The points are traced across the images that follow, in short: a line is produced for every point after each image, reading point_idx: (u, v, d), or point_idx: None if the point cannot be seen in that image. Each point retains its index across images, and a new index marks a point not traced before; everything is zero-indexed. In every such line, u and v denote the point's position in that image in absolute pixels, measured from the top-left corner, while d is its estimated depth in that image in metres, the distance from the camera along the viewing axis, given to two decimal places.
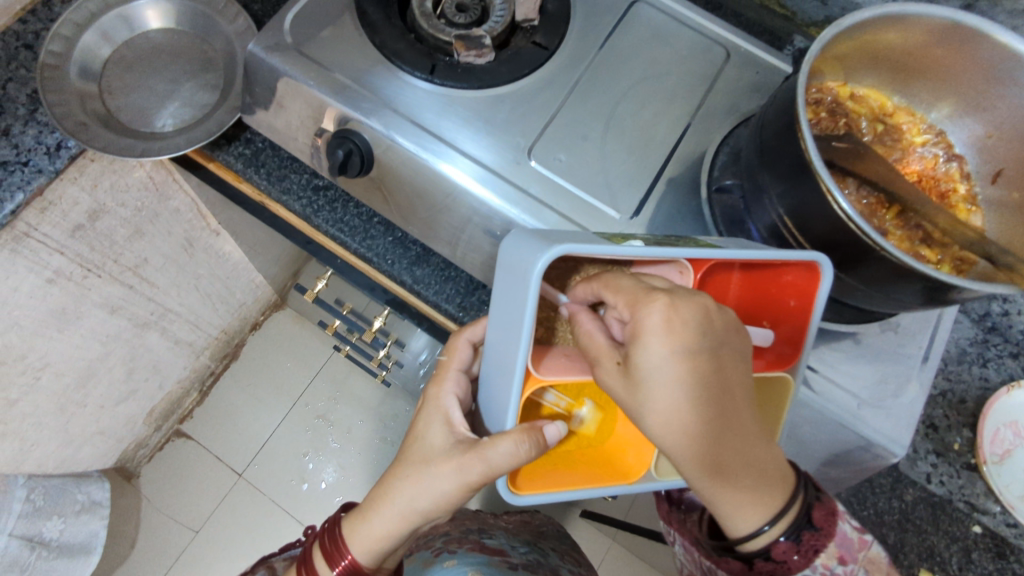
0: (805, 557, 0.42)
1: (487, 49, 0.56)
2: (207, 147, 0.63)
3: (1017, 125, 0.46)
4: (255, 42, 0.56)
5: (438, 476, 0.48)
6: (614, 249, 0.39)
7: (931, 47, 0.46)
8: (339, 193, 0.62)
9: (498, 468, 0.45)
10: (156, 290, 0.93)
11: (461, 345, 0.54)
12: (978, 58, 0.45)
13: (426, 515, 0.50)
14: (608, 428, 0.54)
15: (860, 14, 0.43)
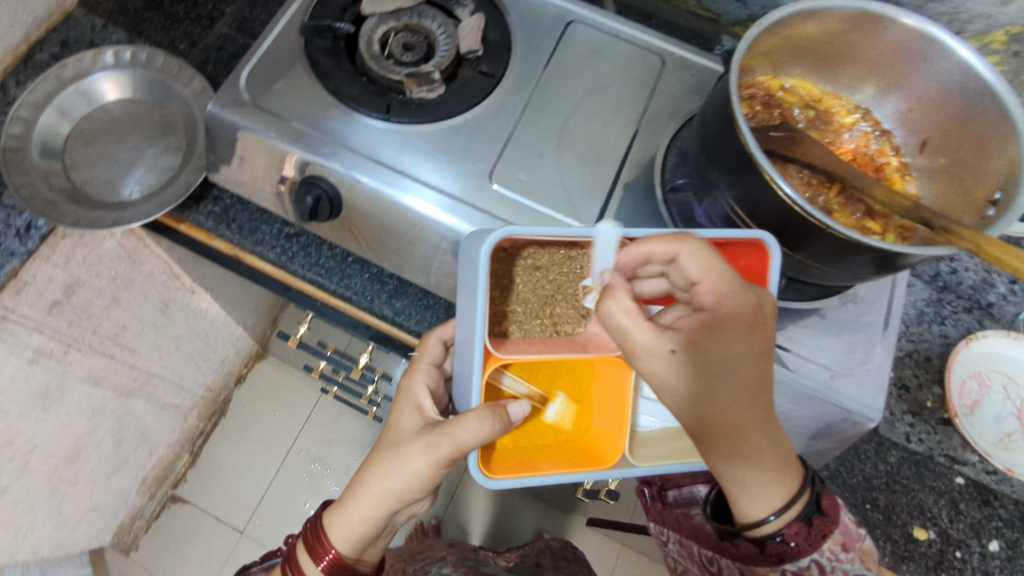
0: (813, 543, 0.44)
1: (437, 83, 0.59)
2: (177, 209, 0.64)
3: (933, 98, 0.50)
4: (213, 102, 0.58)
5: (409, 459, 0.49)
6: (548, 231, 0.46)
7: (846, 35, 0.50)
8: (312, 237, 0.63)
9: (466, 443, 0.46)
10: (136, 356, 0.92)
11: (432, 343, 0.57)
12: (890, 41, 0.49)
13: (400, 500, 0.51)
14: (584, 421, 0.57)
15: (778, 14, 0.46)
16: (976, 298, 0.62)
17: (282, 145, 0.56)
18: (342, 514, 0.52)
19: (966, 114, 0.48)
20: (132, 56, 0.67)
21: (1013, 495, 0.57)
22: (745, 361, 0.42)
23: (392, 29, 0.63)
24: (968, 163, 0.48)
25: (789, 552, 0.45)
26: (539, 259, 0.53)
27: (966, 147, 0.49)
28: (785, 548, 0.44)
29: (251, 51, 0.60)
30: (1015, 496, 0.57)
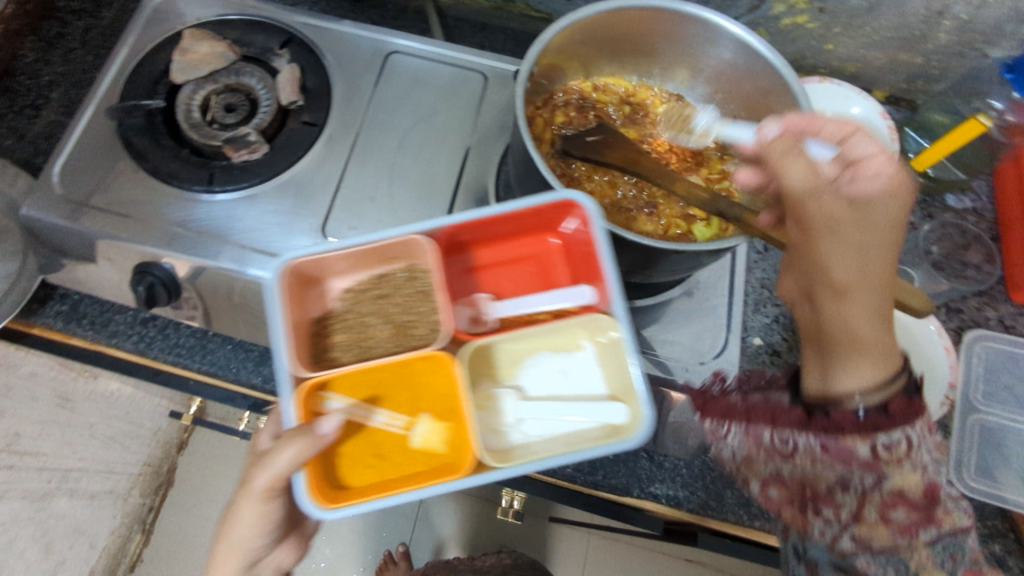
0: (908, 416, 0.42)
1: (256, 143, 0.58)
2: (21, 315, 0.62)
3: (728, 79, 0.51)
4: (28, 206, 0.56)
5: (244, 507, 0.43)
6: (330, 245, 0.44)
7: (634, 30, 0.50)
8: (166, 319, 0.62)
9: (280, 473, 0.39)
10: (43, 458, 0.89)
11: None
12: (674, 30, 0.50)
13: (249, 554, 0.46)
14: (455, 437, 0.44)
15: (559, 24, 0.46)
16: None
17: (106, 237, 0.55)
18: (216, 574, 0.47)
19: (756, 91, 0.49)
20: None
21: None
22: (904, 224, 0.43)
23: (212, 92, 0.62)
24: None
25: (889, 422, 0.41)
26: (383, 291, 0.48)
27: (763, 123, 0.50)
28: (879, 418, 0.41)
29: (60, 144, 0.58)
30: None
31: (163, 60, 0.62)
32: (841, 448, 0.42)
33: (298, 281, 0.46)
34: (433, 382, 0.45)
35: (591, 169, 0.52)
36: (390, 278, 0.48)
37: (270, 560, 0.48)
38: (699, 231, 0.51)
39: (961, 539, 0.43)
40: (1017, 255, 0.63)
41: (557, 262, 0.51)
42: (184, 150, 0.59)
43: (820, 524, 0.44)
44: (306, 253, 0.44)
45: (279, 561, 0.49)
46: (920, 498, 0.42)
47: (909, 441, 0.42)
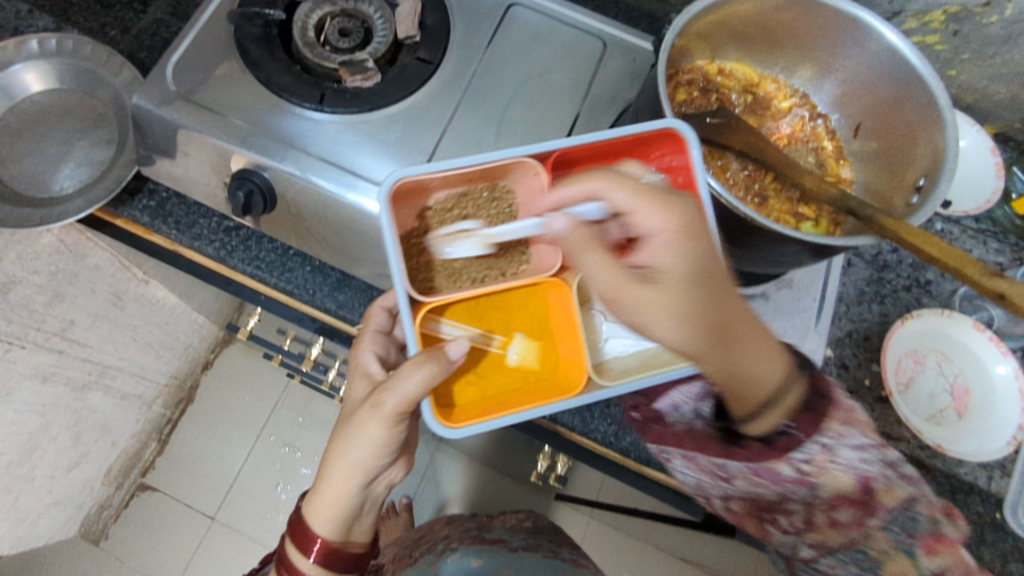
0: (795, 440, 0.46)
1: (372, 71, 0.58)
2: (110, 204, 0.63)
3: (862, 83, 0.50)
4: (139, 95, 0.56)
5: (370, 419, 0.45)
6: (434, 166, 0.46)
7: (776, 19, 0.49)
8: (251, 231, 0.63)
9: (414, 392, 0.43)
10: (89, 350, 0.91)
11: (376, 313, 0.53)
12: (819, 24, 0.48)
13: (369, 470, 0.47)
14: (549, 355, 0.54)
15: (702, 2, 0.46)
16: (915, 277, 0.64)
17: (213, 139, 0.55)
18: (310, 496, 0.49)
19: (894, 97, 0.48)
20: (55, 44, 0.65)
21: (944, 468, 0.59)
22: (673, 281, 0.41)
23: (328, 14, 0.61)
24: (896, 148, 0.49)
25: (792, 442, 0.46)
26: (466, 208, 0.53)
27: (894, 132, 0.49)
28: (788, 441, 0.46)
29: (177, 40, 0.58)
30: (946, 469, 0.59)
31: None
32: (769, 472, 0.47)
33: (407, 200, 0.49)
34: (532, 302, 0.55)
35: (708, 152, 0.52)
36: (472, 197, 0.52)
37: (386, 475, 0.51)
38: (806, 230, 0.50)
39: (917, 509, 0.45)
40: None
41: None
42: (295, 68, 0.59)
43: (778, 530, 0.49)
44: (417, 172, 0.46)
45: (391, 477, 0.52)
46: (858, 494, 0.45)
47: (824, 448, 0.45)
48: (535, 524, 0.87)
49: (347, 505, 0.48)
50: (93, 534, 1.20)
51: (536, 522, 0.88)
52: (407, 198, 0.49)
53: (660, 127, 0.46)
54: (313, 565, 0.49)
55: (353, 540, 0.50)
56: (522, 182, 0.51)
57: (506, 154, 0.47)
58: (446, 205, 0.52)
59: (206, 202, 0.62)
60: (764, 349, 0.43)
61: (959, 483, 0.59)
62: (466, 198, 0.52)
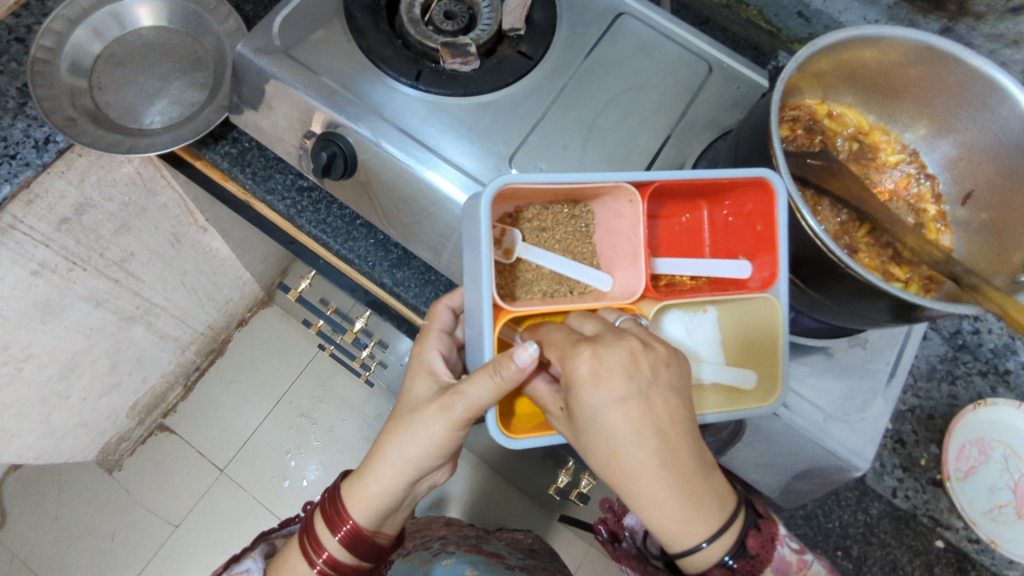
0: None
1: (472, 57, 0.57)
2: (194, 145, 0.64)
3: (985, 147, 0.47)
4: (244, 44, 0.57)
5: (430, 419, 0.45)
6: (544, 177, 0.44)
7: (903, 68, 0.46)
8: (323, 194, 0.63)
9: (480, 402, 0.43)
10: (141, 284, 0.93)
11: (440, 311, 0.53)
12: (950, 80, 0.45)
13: (418, 469, 0.47)
14: None
15: (835, 36, 0.43)
16: (993, 363, 0.60)
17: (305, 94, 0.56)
18: (352, 482, 0.49)
19: (1018, 168, 0.45)
20: None
21: (990, 566, 0.57)
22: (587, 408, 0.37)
23: None
24: (1010, 223, 0.46)
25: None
26: (545, 222, 0.52)
27: (1011, 205, 0.46)
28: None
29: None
30: (993, 566, 0.57)
31: None
32: None
33: (496, 204, 0.49)
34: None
35: (803, 193, 0.49)
36: (553, 212, 0.52)
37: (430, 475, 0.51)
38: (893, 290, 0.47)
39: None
40: None
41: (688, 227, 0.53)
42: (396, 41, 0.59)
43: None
44: (522, 181, 0.44)
45: (433, 477, 0.51)
46: None
47: None
48: (532, 547, 0.84)
49: (387, 498, 0.48)
50: (107, 463, 1.25)
51: (532, 545, 0.85)
52: (497, 201, 0.49)
53: (752, 176, 0.44)
54: (337, 543, 0.49)
55: (381, 530, 0.50)
56: (606, 205, 0.50)
57: (609, 177, 0.45)
58: (528, 214, 0.51)
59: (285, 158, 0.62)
60: (667, 485, 0.36)
61: None
62: (550, 212, 0.52)
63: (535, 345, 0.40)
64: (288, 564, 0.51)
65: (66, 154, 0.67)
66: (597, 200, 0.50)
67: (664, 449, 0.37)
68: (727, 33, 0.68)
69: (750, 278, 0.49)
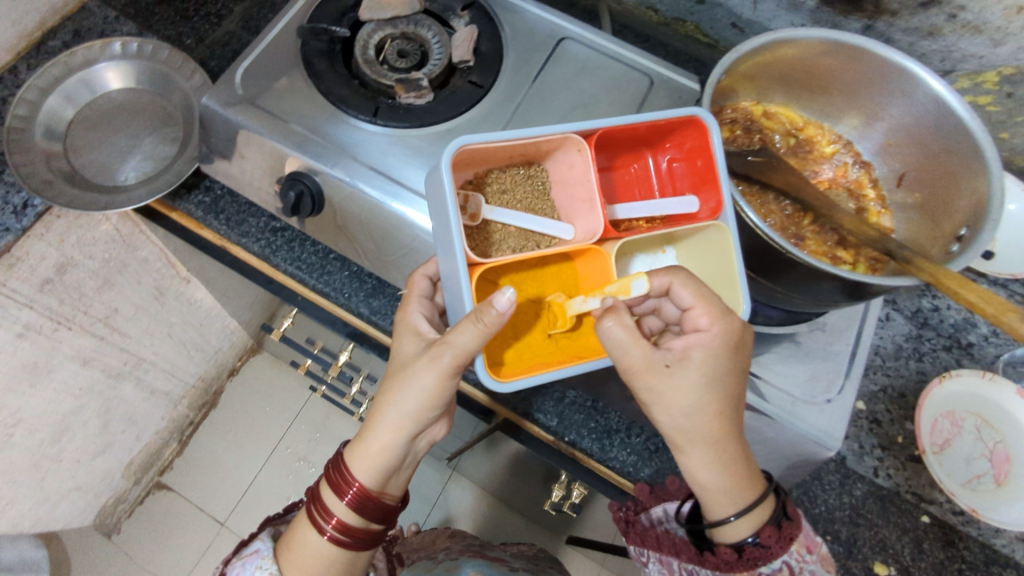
0: (783, 544, 0.43)
1: (425, 90, 0.61)
2: (168, 196, 0.66)
3: (908, 132, 0.50)
4: (209, 97, 0.60)
5: (423, 374, 0.47)
6: (495, 135, 0.47)
7: (823, 64, 0.50)
8: (296, 233, 0.65)
9: (467, 349, 0.45)
10: (128, 340, 0.94)
11: (418, 280, 0.54)
12: (868, 72, 0.48)
13: (417, 424, 0.49)
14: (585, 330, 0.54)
15: (754, 41, 0.47)
16: (956, 337, 0.62)
17: (270, 141, 0.58)
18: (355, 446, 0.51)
19: (939, 148, 0.48)
20: (137, 48, 0.69)
21: (979, 537, 0.57)
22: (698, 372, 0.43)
23: (389, 36, 0.65)
24: (938, 200, 0.48)
25: (764, 554, 0.43)
26: (503, 184, 0.54)
27: (936, 183, 0.49)
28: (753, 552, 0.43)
29: (249, 49, 0.62)
30: (981, 537, 0.57)
31: None
32: None
33: (455, 169, 0.51)
34: (563, 272, 0.54)
35: (747, 189, 0.52)
36: (511, 173, 0.54)
37: (428, 432, 0.53)
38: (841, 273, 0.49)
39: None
40: None
41: (635, 177, 0.56)
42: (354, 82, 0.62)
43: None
44: (476, 140, 0.47)
45: (432, 435, 0.53)
46: None
47: (791, 567, 0.43)
48: (536, 554, 0.85)
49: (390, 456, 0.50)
50: (106, 526, 1.22)
51: (536, 552, 0.86)
52: (457, 166, 0.52)
53: (684, 115, 0.48)
54: (347, 508, 0.50)
55: (387, 492, 0.52)
56: (559, 160, 0.53)
57: (553, 130, 0.49)
58: (489, 179, 0.54)
59: (256, 201, 0.65)
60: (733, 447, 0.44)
61: (993, 555, 0.56)
62: (508, 174, 0.55)
63: (511, 290, 0.43)
64: (297, 539, 0.51)
65: (45, 216, 0.69)
66: (550, 156, 0.53)
67: (734, 425, 0.44)
68: (668, 49, 0.72)
69: (699, 211, 0.51)
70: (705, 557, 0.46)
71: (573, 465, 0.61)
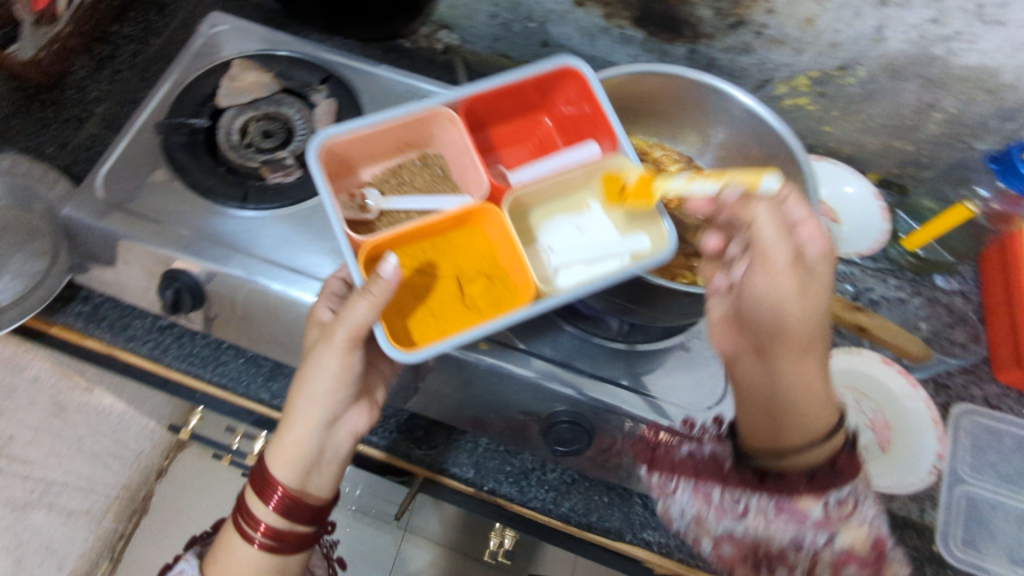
0: (854, 470, 0.49)
1: (291, 168, 0.63)
2: (43, 312, 0.64)
3: (736, 144, 0.55)
4: (70, 205, 0.59)
5: (328, 354, 0.47)
6: (362, 120, 0.48)
7: (651, 93, 0.54)
8: (184, 328, 0.64)
9: (360, 323, 0.44)
10: (30, 467, 0.88)
11: (332, 282, 0.51)
12: (689, 95, 0.54)
13: (328, 406, 0.49)
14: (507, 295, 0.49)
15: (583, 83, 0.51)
16: None
17: (139, 244, 0.58)
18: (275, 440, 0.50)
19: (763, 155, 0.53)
20: None
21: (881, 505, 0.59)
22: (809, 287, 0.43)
23: (251, 118, 0.66)
24: None
25: (838, 478, 0.49)
26: (403, 178, 0.54)
27: None
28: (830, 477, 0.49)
29: (107, 153, 0.61)
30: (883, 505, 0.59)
31: (210, 85, 0.67)
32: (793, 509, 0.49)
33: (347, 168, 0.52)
34: (474, 242, 0.50)
35: None
36: (407, 167, 0.55)
37: (348, 420, 0.51)
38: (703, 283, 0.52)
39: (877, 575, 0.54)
40: (1003, 339, 0.64)
41: (536, 145, 0.56)
42: (219, 168, 0.63)
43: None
44: (341, 130, 0.48)
45: (352, 425, 0.52)
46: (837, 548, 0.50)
47: (855, 494, 0.50)
48: None
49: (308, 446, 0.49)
50: None
51: None
52: (344, 171, 0.53)
53: (551, 65, 0.50)
54: (270, 510, 0.49)
55: (311, 491, 0.50)
56: (444, 140, 0.54)
57: (418, 106, 0.50)
58: (385, 177, 0.54)
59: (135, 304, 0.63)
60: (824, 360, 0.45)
61: (896, 520, 0.58)
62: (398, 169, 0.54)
63: (394, 257, 0.43)
64: (228, 550, 0.51)
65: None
66: (439, 138, 0.54)
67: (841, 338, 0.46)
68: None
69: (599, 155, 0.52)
70: (764, 482, 0.50)
71: (495, 515, 0.61)
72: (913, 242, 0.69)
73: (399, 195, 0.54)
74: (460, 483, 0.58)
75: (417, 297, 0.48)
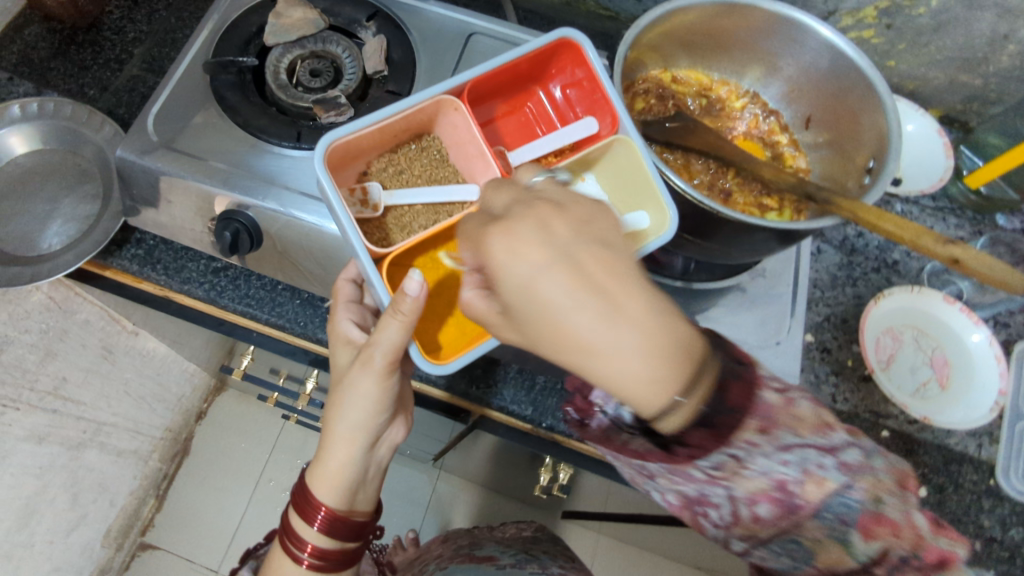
0: None
1: (344, 106, 0.61)
2: (99, 256, 0.64)
3: (807, 79, 0.53)
4: (123, 148, 0.58)
5: (363, 381, 0.49)
6: (356, 123, 0.50)
7: (719, 23, 0.52)
8: (239, 270, 0.64)
9: (394, 342, 0.47)
10: (82, 407, 0.91)
11: (342, 286, 0.55)
12: (759, 25, 0.51)
13: (369, 432, 0.51)
14: None
15: (651, 13, 0.48)
16: (883, 258, 0.67)
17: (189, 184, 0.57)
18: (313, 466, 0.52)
19: (836, 90, 0.51)
20: (38, 107, 0.65)
21: (935, 440, 0.61)
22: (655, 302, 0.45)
23: (299, 57, 0.64)
24: (845, 136, 0.52)
25: None
26: (399, 165, 0.57)
27: (841, 123, 0.52)
28: None
29: (158, 92, 0.60)
30: (937, 440, 0.61)
31: (255, 23, 0.65)
32: None
33: (340, 168, 0.54)
34: None
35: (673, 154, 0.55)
36: (403, 152, 0.57)
37: (386, 438, 0.54)
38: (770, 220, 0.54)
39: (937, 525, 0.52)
40: None
41: (530, 114, 0.59)
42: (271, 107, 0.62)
43: None
44: (344, 132, 0.50)
45: (391, 440, 0.54)
46: None
47: None
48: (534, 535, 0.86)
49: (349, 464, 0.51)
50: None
51: (535, 533, 0.87)
52: (343, 165, 0.54)
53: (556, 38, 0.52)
54: (316, 532, 0.51)
55: (357, 508, 0.53)
56: (444, 124, 0.55)
57: (422, 96, 0.51)
58: (378, 169, 0.56)
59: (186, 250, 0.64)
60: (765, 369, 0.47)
61: (949, 454, 0.61)
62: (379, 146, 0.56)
63: (418, 273, 0.45)
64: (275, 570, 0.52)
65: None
66: (437, 125, 0.56)
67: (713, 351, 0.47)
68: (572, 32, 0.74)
69: (601, 130, 0.54)
70: None
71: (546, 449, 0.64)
72: (975, 180, 0.67)
73: (402, 188, 0.56)
74: (520, 420, 0.60)
75: (430, 302, 0.53)
